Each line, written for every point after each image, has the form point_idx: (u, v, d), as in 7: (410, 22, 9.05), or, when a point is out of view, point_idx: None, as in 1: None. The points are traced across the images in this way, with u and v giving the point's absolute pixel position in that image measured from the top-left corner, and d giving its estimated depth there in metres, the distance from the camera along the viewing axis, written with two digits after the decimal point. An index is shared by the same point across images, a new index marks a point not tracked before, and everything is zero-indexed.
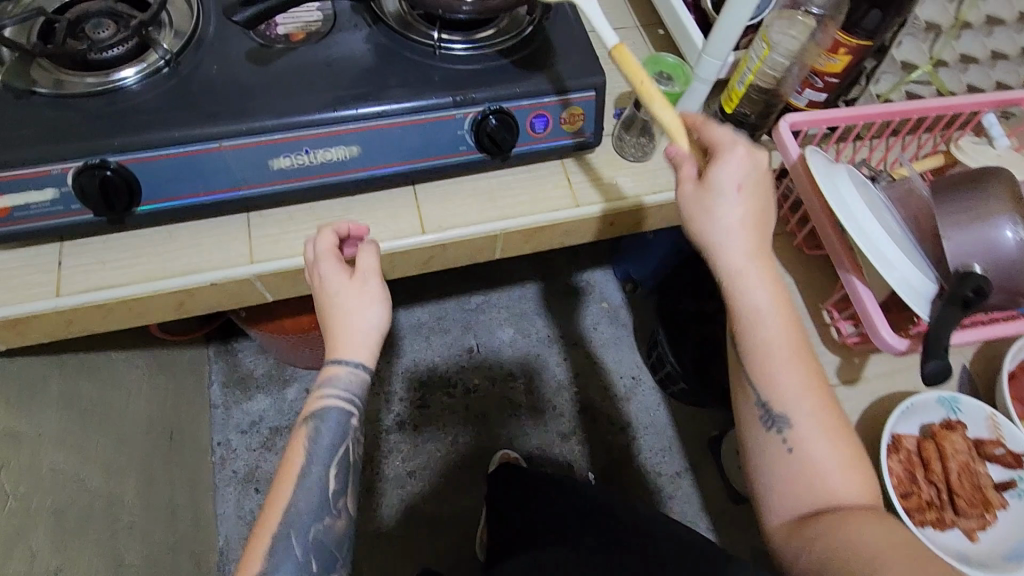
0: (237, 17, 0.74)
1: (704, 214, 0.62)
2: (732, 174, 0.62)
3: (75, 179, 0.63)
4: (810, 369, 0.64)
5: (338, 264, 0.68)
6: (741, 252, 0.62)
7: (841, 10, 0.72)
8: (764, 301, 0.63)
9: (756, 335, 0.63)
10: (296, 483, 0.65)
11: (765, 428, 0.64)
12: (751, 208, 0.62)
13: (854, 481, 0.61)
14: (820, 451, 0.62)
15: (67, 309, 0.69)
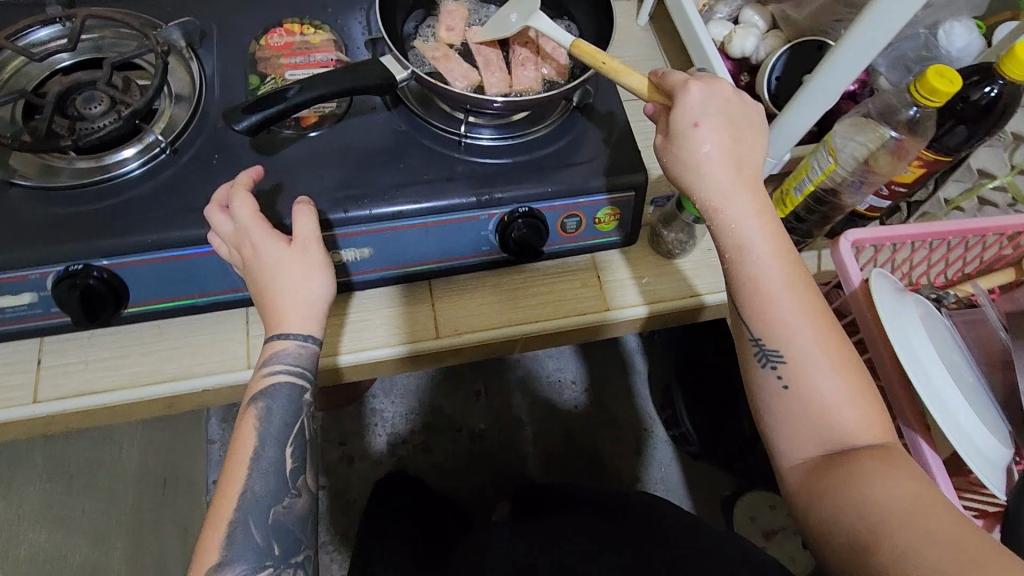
0: (243, 94, 0.67)
1: (676, 163, 0.53)
2: (692, 106, 0.51)
3: (53, 289, 0.57)
4: (809, 303, 0.51)
5: (271, 233, 0.58)
6: (721, 188, 0.51)
7: (925, 130, 0.62)
8: (750, 232, 0.51)
9: (743, 272, 0.52)
10: (249, 472, 0.55)
11: (758, 365, 0.52)
12: (721, 137, 0.51)
13: (863, 407, 0.50)
14: (823, 379, 0.50)
15: (43, 416, 0.62)
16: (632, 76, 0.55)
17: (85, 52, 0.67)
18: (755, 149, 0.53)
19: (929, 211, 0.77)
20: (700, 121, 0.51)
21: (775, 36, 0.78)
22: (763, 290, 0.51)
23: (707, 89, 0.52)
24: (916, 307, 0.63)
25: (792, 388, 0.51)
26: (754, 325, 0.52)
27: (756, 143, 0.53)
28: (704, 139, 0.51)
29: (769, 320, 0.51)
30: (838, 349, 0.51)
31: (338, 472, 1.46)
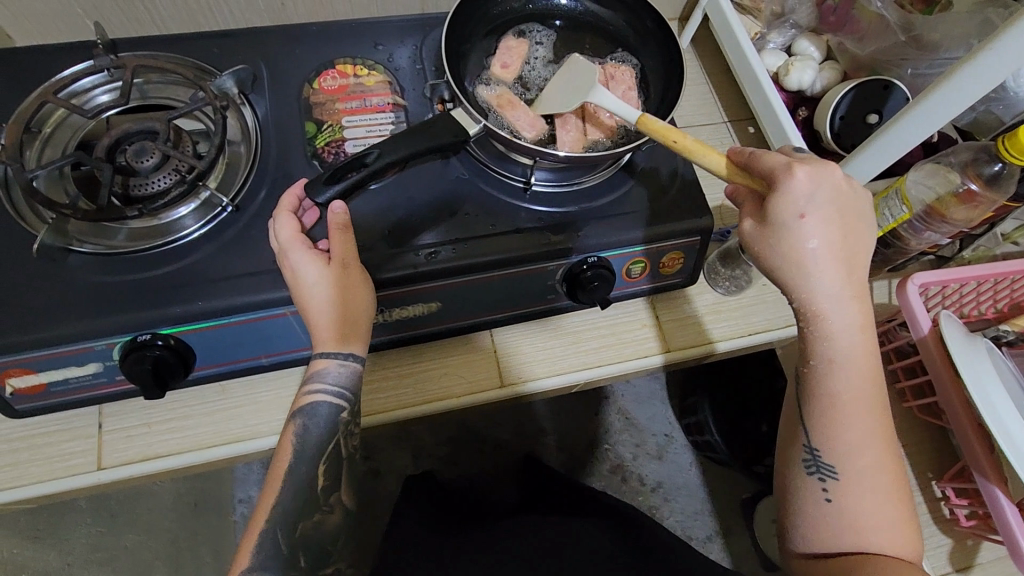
0: (298, 142, 0.65)
1: (770, 254, 0.49)
2: (798, 197, 0.47)
3: (121, 361, 0.55)
4: (881, 428, 0.50)
5: (308, 252, 0.55)
6: (825, 291, 0.48)
7: (1005, 184, 0.61)
8: (843, 345, 0.49)
9: (824, 382, 0.50)
10: (283, 485, 0.54)
11: (806, 471, 0.52)
12: (830, 237, 0.47)
13: (902, 533, 0.50)
14: (869, 504, 0.50)
15: (108, 483, 0.62)
16: (710, 157, 0.52)
17: (133, 101, 0.64)
18: (863, 251, 0.50)
19: (983, 244, 0.76)
20: (808, 215, 0.47)
21: (832, 68, 0.79)
22: (842, 404, 0.49)
23: (818, 177, 0.48)
24: (986, 351, 0.64)
25: (835, 503, 0.50)
26: (819, 434, 0.51)
27: (863, 246, 0.50)
28: (811, 235, 0.47)
29: (838, 434, 0.50)
30: (895, 479, 0.51)
31: (365, 485, 1.30)
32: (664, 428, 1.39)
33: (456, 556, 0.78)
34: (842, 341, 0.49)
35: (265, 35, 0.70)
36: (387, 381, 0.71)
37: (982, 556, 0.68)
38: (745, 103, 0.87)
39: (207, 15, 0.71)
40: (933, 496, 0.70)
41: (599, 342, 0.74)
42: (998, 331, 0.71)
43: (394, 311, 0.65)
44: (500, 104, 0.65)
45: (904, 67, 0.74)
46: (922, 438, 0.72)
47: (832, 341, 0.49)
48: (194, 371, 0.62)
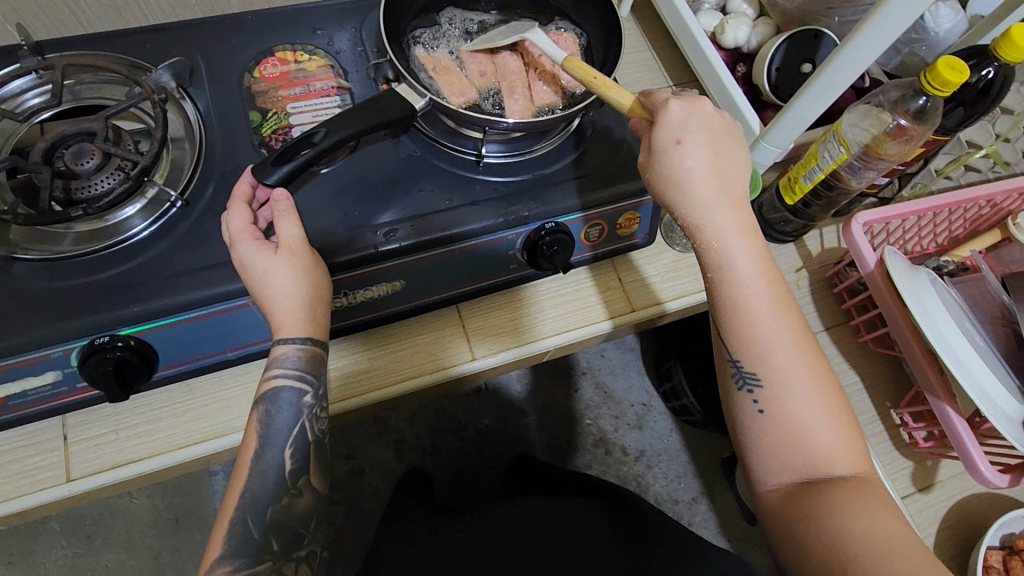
0: (244, 133, 0.64)
1: (658, 179, 0.52)
2: (670, 121, 0.51)
3: (80, 366, 0.54)
4: (791, 326, 0.52)
5: (255, 241, 0.55)
6: (706, 206, 0.51)
7: (932, 117, 0.64)
8: (733, 252, 0.51)
9: (724, 293, 0.52)
10: (250, 472, 0.54)
11: (736, 387, 0.53)
12: (702, 154, 0.51)
13: (833, 427, 0.50)
14: (801, 405, 0.50)
15: (78, 494, 0.60)
16: (618, 92, 0.54)
17: (65, 103, 0.62)
18: (739, 168, 0.53)
19: (920, 181, 0.82)
20: (683, 137, 0.51)
21: (765, 24, 0.81)
22: (748, 310, 0.51)
23: (688, 106, 0.52)
24: (926, 278, 0.67)
25: (768, 412, 0.51)
26: (738, 347, 0.52)
27: (739, 162, 0.54)
28: (688, 153, 0.51)
29: (753, 341, 0.51)
30: (818, 376, 0.52)
31: (349, 485, 1.28)
32: (642, 397, 1.41)
33: (445, 543, 0.79)
34: (731, 249, 0.52)
35: (198, 27, 0.68)
36: (359, 366, 0.71)
37: (942, 474, 0.72)
38: (686, 66, 0.89)
39: (135, 9, 0.69)
40: (893, 423, 0.74)
41: (563, 309, 0.75)
42: (939, 262, 0.75)
43: (357, 294, 0.65)
44: (458, 73, 0.67)
45: (832, 15, 0.78)
46: (877, 371, 0.76)
47: (723, 253, 0.52)
48: (157, 373, 0.61)
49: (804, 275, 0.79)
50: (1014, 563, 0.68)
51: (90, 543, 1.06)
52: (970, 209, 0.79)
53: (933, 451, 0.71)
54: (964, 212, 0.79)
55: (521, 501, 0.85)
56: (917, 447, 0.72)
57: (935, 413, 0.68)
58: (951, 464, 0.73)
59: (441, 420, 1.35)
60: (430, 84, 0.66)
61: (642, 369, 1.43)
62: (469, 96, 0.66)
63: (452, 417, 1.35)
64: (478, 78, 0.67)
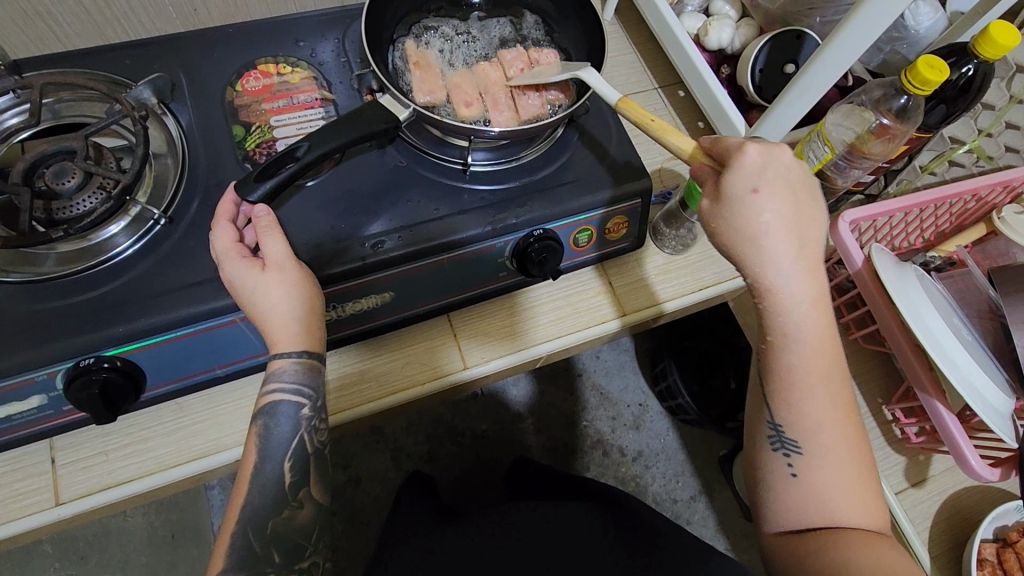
0: (228, 147, 0.63)
1: (725, 229, 0.50)
2: (750, 172, 0.48)
3: (65, 389, 0.53)
4: (842, 401, 0.50)
5: (244, 259, 0.54)
6: (781, 269, 0.49)
7: (914, 115, 0.64)
8: (800, 320, 0.49)
9: (780, 356, 0.50)
10: (250, 484, 0.54)
11: (771, 447, 0.52)
12: (782, 211, 0.48)
13: (869, 504, 0.50)
14: (835, 478, 0.50)
15: (68, 518, 0.59)
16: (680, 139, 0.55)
17: (44, 122, 0.61)
18: (818, 230, 0.50)
19: (905, 178, 0.85)
20: (760, 188, 0.48)
21: (748, 25, 0.82)
22: (801, 378, 0.50)
23: (768, 156, 0.49)
24: (915, 276, 0.68)
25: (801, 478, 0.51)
26: (780, 409, 0.51)
27: (818, 226, 0.51)
28: (764, 209, 0.48)
29: (799, 409, 0.50)
30: (861, 454, 0.51)
31: (347, 495, 1.28)
32: (638, 397, 1.41)
33: (443, 550, 0.78)
34: (797, 314, 0.49)
35: (179, 41, 0.68)
36: (352, 377, 0.70)
37: (934, 468, 0.73)
38: (672, 68, 0.89)
39: (115, 25, 0.68)
40: (886, 419, 0.74)
41: (556, 313, 0.75)
42: (926, 258, 0.77)
43: (347, 306, 0.64)
44: (431, 69, 0.67)
45: (812, 16, 0.78)
46: (868, 367, 0.76)
47: (787, 316, 0.49)
48: (145, 393, 0.60)
49: None
50: (1007, 555, 0.69)
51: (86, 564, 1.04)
52: (956, 205, 0.79)
53: (925, 446, 0.71)
54: (951, 208, 0.79)
55: (519, 506, 0.85)
56: (908, 442, 0.73)
57: (926, 409, 0.68)
58: (944, 457, 0.74)
59: (437, 426, 1.34)
60: (406, 82, 0.67)
61: (637, 369, 1.43)
62: (437, 97, 0.66)
63: (447, 424, 1.34)
64: (455, 79, 0.67)
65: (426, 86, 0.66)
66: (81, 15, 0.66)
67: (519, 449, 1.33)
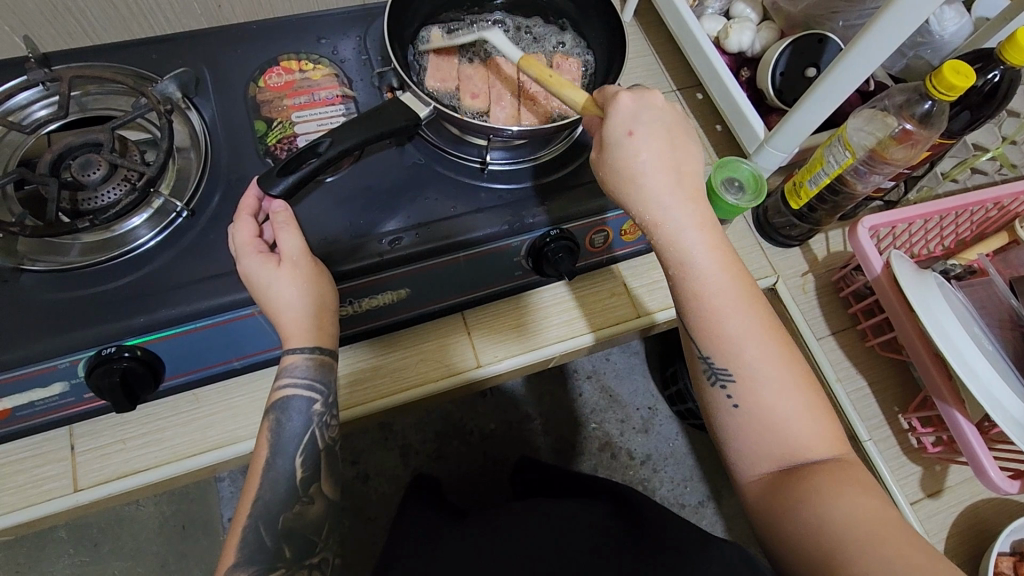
0: (250, 142, 0.64)
1: (613, 173, 0.53)
2: (623, 116, 0.52)
3: (87, 377, 0.54)
4: (757, 314, 0.53)
5: (260, 254, 0.54)
6: (661, 202, 0.52)
7: (938, 121, 0.63)
8: (691, 249, 0.52)
9: (686, 291, 0.53)
10: (262, 480, 0.54)
11: (709, 383, 0.54)
12: (654, 144, 0.52)
13: (808, 409, 0.51)
14: (774, 396, 0.51)
15: (85, 504, 0.60)
16: (566, 91, 0.56)
17: (72, 114, 0.62)
18: (691, 160, 0.54)
19: (926, 184, 0.81)
20: (635, 130, 0.52)
21: (769, 28, 0.82)
22: (710, 306, 0.52)
23: (638, 97, 0.53)
24: (934, 283, 0.67)
25: (742, 406, 0.52)
26: (705, 342, 0.53)
27: (692, 156, 0.55)
28: (640, 148, 0.52)
29: (721, 335, 0.52)
30: (789, 363, 0.52)
31: (355, 490, 1.28)
32: (648, 401, 1.41)
33: (452, 546, 0.79)
34: (688, 242, 0.52)
35: (203, 37, 0.69)
36: (366, 372, 0.71)
37: (951, 479, 0.72)
38: (690, 70, 0.89)
39: (141, 20, 0.69)
40: (901, 428, 0.73)
41: (569, 314, 0.75)
42: (946, 266, 0.74)
43: (363, 302, 0.65)
44: (450, 61, 0.68)
45: (836, 19, 0.78)
46: (884, 376, 0.76)
47: (681, 247, 0.52)
48: (163, 383, 0.61)
49: (809, 279, 0.80)
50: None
51: (99, 552, 1.06)
52: (977, 213, 0.78)
53: (940, 456, 0.70)
54: (971, 216, 0.78)
55: (527, 506, 0.85)
56: (924, 452, 0.72)
57: (943, 419, 0.67)
58: (961, 468, 0.73)
59: (446, 424, 1.34)
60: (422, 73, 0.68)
61: (647, 372, 1.42)
62: (449, 87, 0.67)
63: (456, 422, 1.34)
64: (470, 69, 0.68)
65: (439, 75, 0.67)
66: (109, 11, 0.67)
67: (528, 450, 1.33)
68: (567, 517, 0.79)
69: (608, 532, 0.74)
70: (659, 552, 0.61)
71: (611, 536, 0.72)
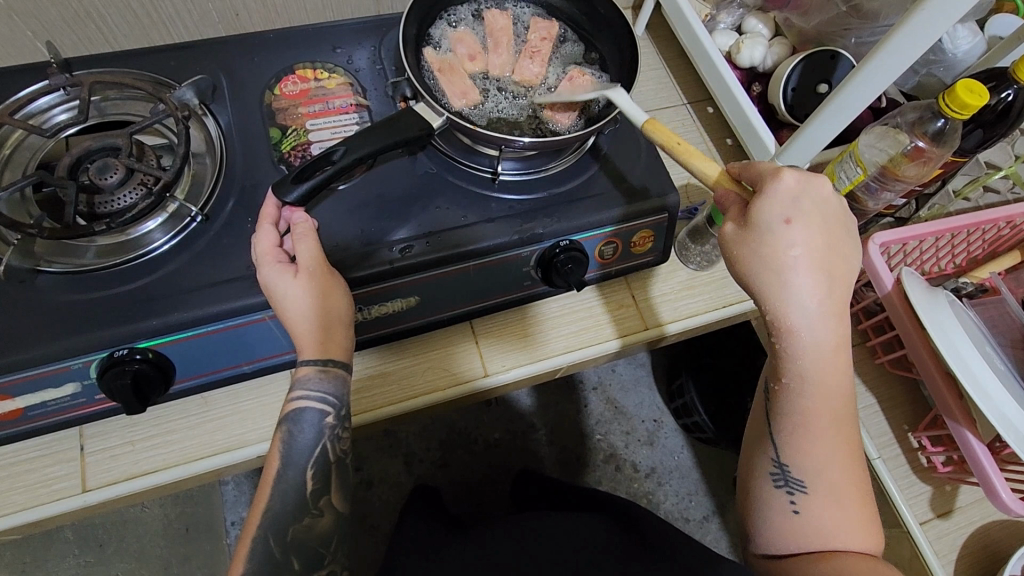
0: (266, 149, 0.65)
1: (754, 262, 0.48)
2: (782, 203, 0.48)
3: (99, 378, 0.55)
4: (845, 437, 0.52)
5: (278, 263, 0.55)
6: (805, 309, 0.48)
7: (949, 138, 0.63)
8: (815, 364, 0.49)
9: (795, 399, 0.50)
10: (272, 492, 0.55)
11: (774, 481, 0.54)
12: (813, 246, 0.48)
13: (864, 530, 0.52)
14: (833, 512, 0.52)
15: (92, 505, 0.61)
16: (698, 161, 0.54)
17: (92, 118, 0.63)
18: (847, 269, 0.49)
19: (937, 202, 0.81)
20: (793, 221, 0.48)
21: (781, 43, 0.82)
22: (811, 416, 0.51)
23: (803, 182, 0.49)
24: (947, 302, 0.67)
25: (803, 513, 0.52)
26: (784, 446, 0.52)
27: (849, 260, 0.50)
28: (796, 245, 0.47)
29: (801, 446, 0.52)
30: (857, 487, 0.53)
31: (358, 496, 1.28)
32: (653, 413, 1.40)
33: (456, 555, 0.78)
34: (813, 356, 0.49)
35: (222, 45, 0.70)
36: (374, 380, 0.71)
37: (961, 500, 0.71)
38: (701, 84, 0.89)
39: (160, 29, 0.71)
40: (910, 447, 0.73)
41: (575, 325, 0.76)
42: (957, 283, 0.75)
43: (373, 309, 0.65)
44: (460, 74, 0.68)
45: (847, 36, 0.79)
46: (895, 396, 0.75)
47: (803, 357, 0.49)
48: (173, 385, 0.61)
49: None
50: None
51: (104, 552, 1.06)
52: (989, 232, 0.78)
53: (952, 478, 0.70)
54: (983, 234, 0.78)
55: (532, 517, 0.84)
56: (935, 473, 0.71)
57: (956, 441, 0.67)
58: (971, 489, 0.72)
59: (451, 432, 1.34)
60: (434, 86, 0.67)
61: (653, 385, 1.42)
62: (473, 97, 0.67)
63: (461, 430, 1.34)
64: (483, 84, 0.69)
65: (471, 89, 0.67)
66: (129, 18, 0.68)
67: (533, 459, 1.32)
68: (574, 528, 0.79)
69: (614, 543, 0.73)
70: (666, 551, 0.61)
71: (616, 550, 0.71)
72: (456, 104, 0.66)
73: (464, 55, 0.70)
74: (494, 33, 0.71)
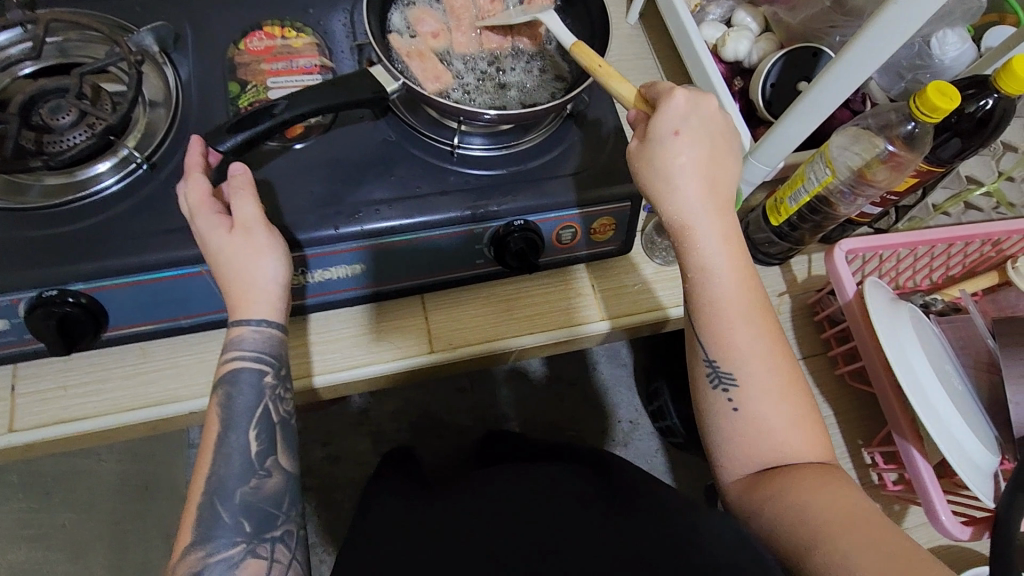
0: (224, 101, 0.64)
1: (650, 171, 0.52)
2: (672, 113, 0.51)
3: (25, 316, 0.54)
4: (766, 328, 0.52)
5: (214, 214, 0.54)
6: (694, 205, 0.51)
7: (920, 142, 0.61)
8: (716, 259, 0.51)
9: (704, 297, 0.52)
10: (214, 455, 0.53)
11: (711, 388, 0.52)
12: (697, 148, 0.51)
13: (804, 427, 0.50)
14: (770, 406, 0.51)
15: (19, 446, 0.60)
16: (624, 85, 0.55)
17: (51, 59, 0.63)
18: (731, 176, 0.53)
19: (917, 215, 0.79)
20: (681, 130, 0.50)
21: (768, 39, 0.79)
22: (726, 310, 0.51)
23: (692, 98, 0.51)
24: (909, 314, 0.64)
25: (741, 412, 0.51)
26: (714, 346, 0.52)
27: (732, 170, 0.53)
28: (683, 150, 0.50)
29: (728, 339, 0.51)
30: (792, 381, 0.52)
31: (322, 471, 1.27)
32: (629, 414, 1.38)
33: None
34: (713, 251, 0.51)
35: None
36: (318, 349, 0.69)
37: (909, 520, 0.69)
38: (687, 77, 0.88)
39: None
40: (864, 462, 0.71)
41: (532, 310, 0.73)
42: (927, 300, 0.72)
43: (316, 274, 0.64)
44: (431, 57, 0.66)
45: (834, 34, 0.77)
46: (852, 409, 0.73)
47: (705, 252, 0.51)
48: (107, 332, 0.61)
49: (786, 300, 0.77)
50: None
51: None
52: (966, 249, 0.76)
53: (901, 496, 0.68)
54: (959, 251, 0.76)
55: None
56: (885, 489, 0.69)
57: (903, 458, 0.65)
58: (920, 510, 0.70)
59: (420, 415, 1.33)
60: (405, 69, 0.65)
61: (633, 386, 1.40)
62: (444, 82, 0.65)
63: (430, 414, 1.33)
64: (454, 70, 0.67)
65: (443, 72, 0.66)
66: None
67: None
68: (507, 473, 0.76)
69: None
70: (612, 505, 0.57)
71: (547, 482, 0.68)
72: (428, 88, 0.65)
73: (429, 36, 0.67)
74: (455, 12, 0.69)
